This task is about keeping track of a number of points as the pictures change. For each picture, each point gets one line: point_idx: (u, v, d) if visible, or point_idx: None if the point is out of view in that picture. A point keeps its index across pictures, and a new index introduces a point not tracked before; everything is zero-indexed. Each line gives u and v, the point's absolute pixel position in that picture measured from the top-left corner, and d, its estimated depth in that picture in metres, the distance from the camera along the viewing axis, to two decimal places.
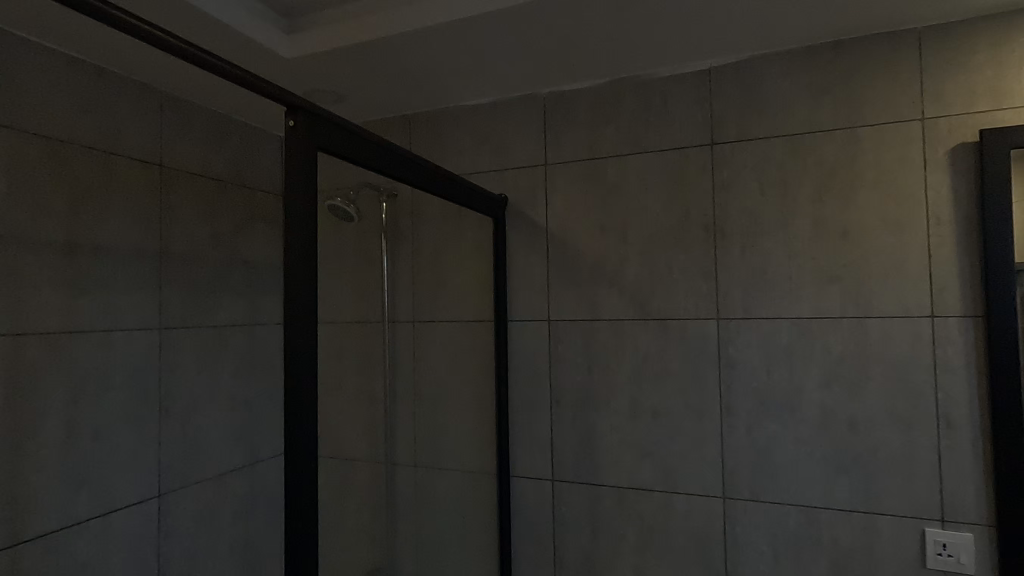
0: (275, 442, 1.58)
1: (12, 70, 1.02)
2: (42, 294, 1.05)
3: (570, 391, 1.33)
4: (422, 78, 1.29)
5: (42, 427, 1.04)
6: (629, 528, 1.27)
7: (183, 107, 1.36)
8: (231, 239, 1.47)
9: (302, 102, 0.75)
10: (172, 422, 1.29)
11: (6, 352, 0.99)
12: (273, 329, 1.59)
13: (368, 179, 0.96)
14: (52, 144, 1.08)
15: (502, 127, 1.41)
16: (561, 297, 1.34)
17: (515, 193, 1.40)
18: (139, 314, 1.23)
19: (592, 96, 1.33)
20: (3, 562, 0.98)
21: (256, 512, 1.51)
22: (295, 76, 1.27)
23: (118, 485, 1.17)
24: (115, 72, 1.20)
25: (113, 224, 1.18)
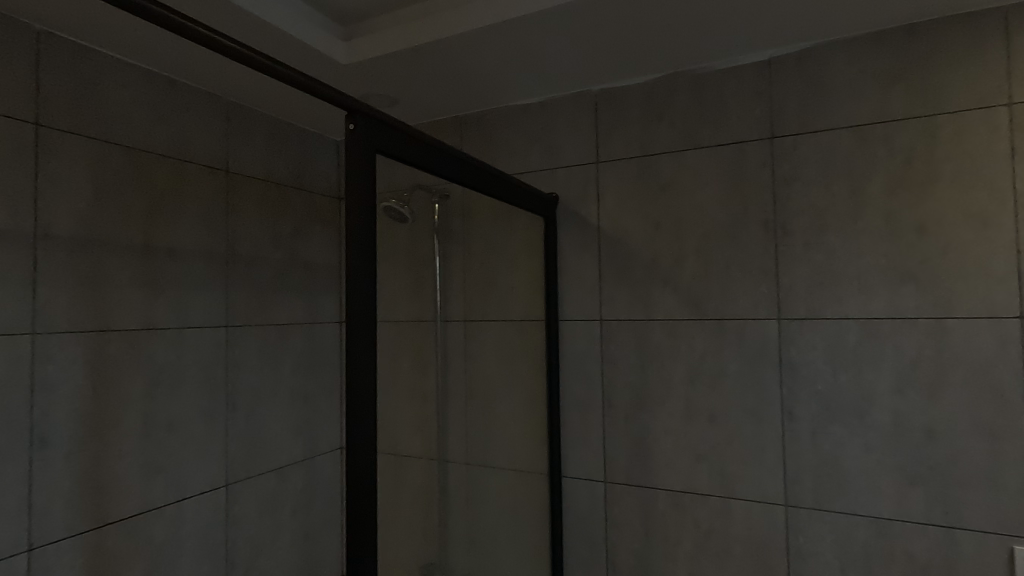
0: (332, 436, 1.63)
1: (97, 86, 1.10)
2: (122, 293, 1.13)
3: (623, 392, 1.31)
4: (473, 79, 1.30)
5: (123, 417, 1.12)
6: (685, 532, 1.24)
7: (247, 114, 1.43)
8: (292, 241, 1.53)
9: (360, 105, 0.78)
10: (238, 415, 1.35)
11: (91, 347, 1.07)
12: (331, 326, 1.65)
13: (423, 180, 0.97)
14: (132, 152, 1.16)
15: (553, 126, 1.41)
16: (613, 296, 1.33)
17: (565, 192, 1.39)
18: (208, 312, 1.29)
19: (644, 92, 1.31)
20: (90, 542, 1.06)
21: (315, 504, 1.56)
22: (352, 81, 1.31)
23: (190, 473, 1.24)
24: (186, 83, 1.28)
25: (185, 227, 1.25)
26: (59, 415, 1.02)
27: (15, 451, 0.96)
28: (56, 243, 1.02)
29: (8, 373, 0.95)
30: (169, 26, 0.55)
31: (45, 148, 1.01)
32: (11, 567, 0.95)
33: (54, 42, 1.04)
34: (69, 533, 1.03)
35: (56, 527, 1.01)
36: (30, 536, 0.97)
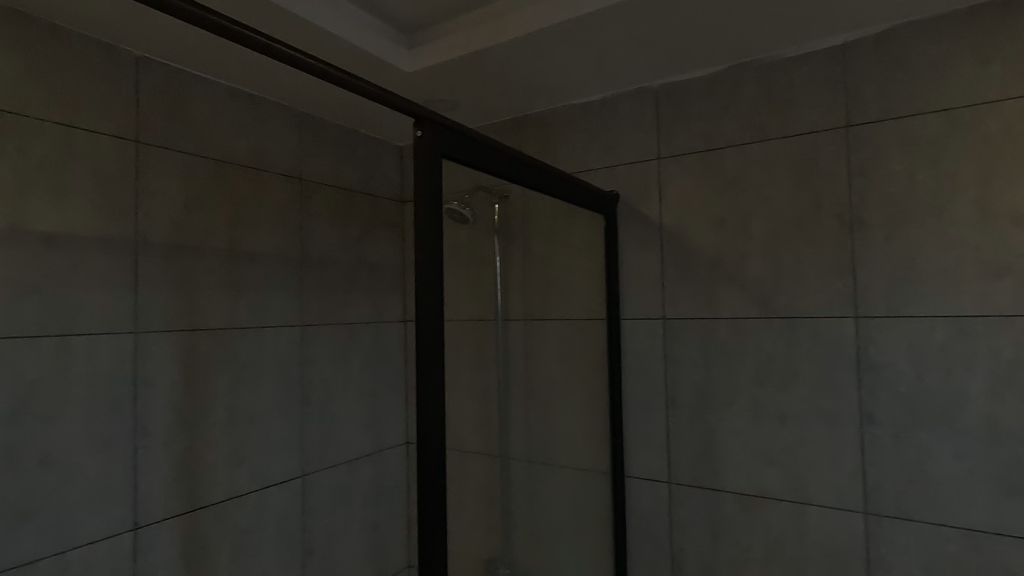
0: (398, 431, 1.69)
1: (187, 104, 1.20)
2: (210, 294, 1.22)
3: (686, 392, 1.29)
4: (532, 80, 1.32)
5: (212, 409, 1.21)
6: (754, 537, 1.20)
7: (318, 124, 1.50)
8: (359, 243, 1.60)
9: (428, 112, 0.81)
10: (312, 409, 1.43)
11: (183, 345, 1.16)
12: (396, 325, 1.71)
13: (485, 181, 0.99)
14: (217, 164, 1.25)
15: (612, 124, 1.40)
16: (676, 294, 1.30)
17: (626, 190, 1.38)
18: (284, 313, 1.37)
19: (707, 85, 1.28)
20: (185, 523, 1.15)
21: (382, 496, 1.63)
22: (415, 87, 1.35)
23: (271, 463, 1.32)
24: (264, 98, 1.36)
25: (263, 233, 1.34)
26: (157, 406, 1.11)
27: (122, 438, 1.05)
28: (153, 249, 1.12)
29: (115, 368, 1.05)
30: (253, 46, 0.59)
31: (144, 163, 1.11)
32: (120, 544, 1.04)
33: (150, 66, 1.14)
34: (168, 514, 1.12)
35: (156, 508, 1.10)
36: (135, 516, 1.07)
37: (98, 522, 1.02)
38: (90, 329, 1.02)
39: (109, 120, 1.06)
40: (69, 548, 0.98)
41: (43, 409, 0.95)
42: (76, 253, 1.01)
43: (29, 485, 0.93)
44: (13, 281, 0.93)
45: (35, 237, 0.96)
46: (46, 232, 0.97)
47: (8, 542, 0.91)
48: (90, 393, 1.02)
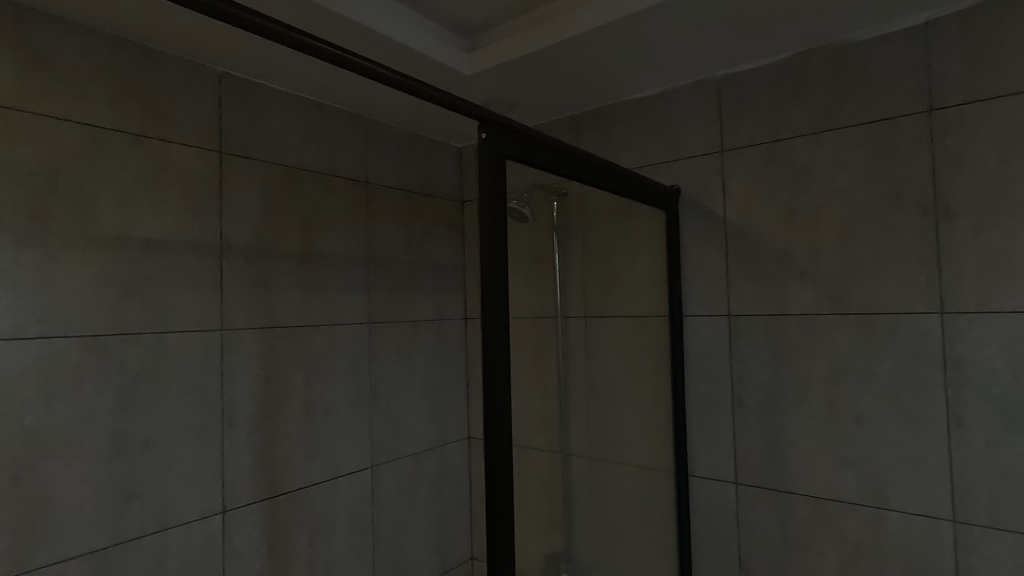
0: (460, 426, 1.74)
1: (263, 115, 1.27)
2: (286, 294, 1.29)
3: (753, 390, 1.25)
4: (590, 77, 1.31)
5: (289, 402, 1.28)
6: (829, 542, 1.16)
7: (382, 129, 1.56)
8: (421, 243, 1.65)
9: (491, 114, 0.83)
10: (379, 404, 1.48)
11: (263, 341, 1.24)
12: (457, 322, 1.75)
13: (546, 180, 1.00)
14: (291, 170, 1.32)
15: (672, 117, 1.38)
16: (742, 290, 1.27)
17: (687, 184, 1.35)
18: (353, 311, 1.44)
19: (774, 73, 1.23)
20: (267, 508, 1.23)
21: (446, 489, 1.67)
22: (475, 90, 1.38)
23: (342, 454, 1.39)
24: (332, 106, 1.43)
25: (333, 235, 1.40)
26: (241, 398, 1.19)
27: (211, 428, 1.14)
28: (235, 252, 1.20)
29: (205, 363, 1.14)
30: (329, 58, 0.63)
31: (227, 171, 1.19)
32: (211, 525, 1.13)
33: (232, 81, 1.22)
34: (251, 500, 1.20)
35: (241, 494, 1.18)
36: (224, 500, 1.15)
37: (191, 505, 1.10)
38: (183, 326, 1.11)
39: (196, 133, 1.15)
40: (168, 527, 1.07)
41: (144, 400, 1.05)
42: (170, 257, 1.09)
43: (133, 468, 1.03)
44: (118, 284, 1.02)
45: (135, 243, 1.05)
46: (144, 239, 1.06)
47: (118, 519, 1.00)
48: (184, 386, 1.10)
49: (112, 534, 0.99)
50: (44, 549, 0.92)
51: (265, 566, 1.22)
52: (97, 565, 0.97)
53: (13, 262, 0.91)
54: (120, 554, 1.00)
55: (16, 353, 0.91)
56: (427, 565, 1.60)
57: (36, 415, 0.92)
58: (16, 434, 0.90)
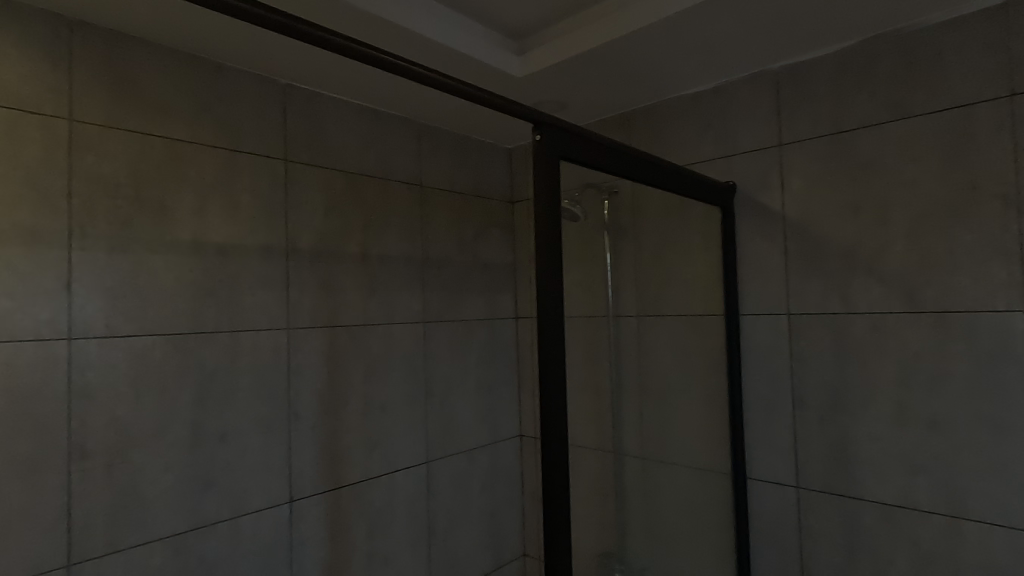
0: (512, 424, 1.76)
1: (324, 123, 1.33)
2: (346, 294, 1.35)
3: (816, 391, 1.21)
4: (641, 74, 1.30)
5: (350, 398, 1.34)
6: (899, 551, 1.10)
7: (434, 133, 1.60)
8: (473, 244, 1.68)
9: (545, 116, 0.84)
10: (434, 401, 1.52)
11: (326, 339, 1.30)
12: (508, 322, 1.77)
13: (599, 179, 1.00)
14: (350, 176, 1.37)
15: (726, 112, 1.35)
16: (803, 288, 1.23)
17: (744, 180, 1.32)
18: (409, 310, 1.48)
19: (836, 62, 1.19)
20: (330, 499, 1.28)
21: (498, 486, 1.70)
22: (525, 91, 1.39)
23: (400, 449, 1.43)
24: (388, 113, 1.48)
25: (390, 237, 1.45)
26: (306, 394, 1.25)
27: (279, 421, 1.20)
28: (300, 255, 1.26)
29: (273, 360, 1.20)
30: (389, 67, 0.67)
31: (291, 178, 1.26)
32: (280, 514, 1.19)
33: (295, 92, 1.28)
34: (316, 490, 1.26)
35: (306, 485, 1.24)
36: (291, 490, 1.22)
37: (262, 493, 1.17)
38: (253, 326, 1.18)
39: (264, 143, 1.21)
40: (241, 514, 1.13)
41: (219, 393, 1.12)
42: (241, 260, 1.16)
43: (211, 457, 1.10)
44: (195, 286, 1.10)
45: (211, 247, 1.12)
46: (218, 243, 1.13)
47: (197, 505, 1.08)
48: (255, 381, 1.17)
49: (193, 518, 1.07)
50: (134, 529, 1.00)
51: (330, 554, 1.28)
52: (179, 546, 1.05)
53: (106, 266, 0.99)
54: (199, 537, 1.08)
55: (110, 349, 0.99)
56: (481, 560, 1.63)
57: (126, 407, 1.00)
58: (110, 424, 0.98)
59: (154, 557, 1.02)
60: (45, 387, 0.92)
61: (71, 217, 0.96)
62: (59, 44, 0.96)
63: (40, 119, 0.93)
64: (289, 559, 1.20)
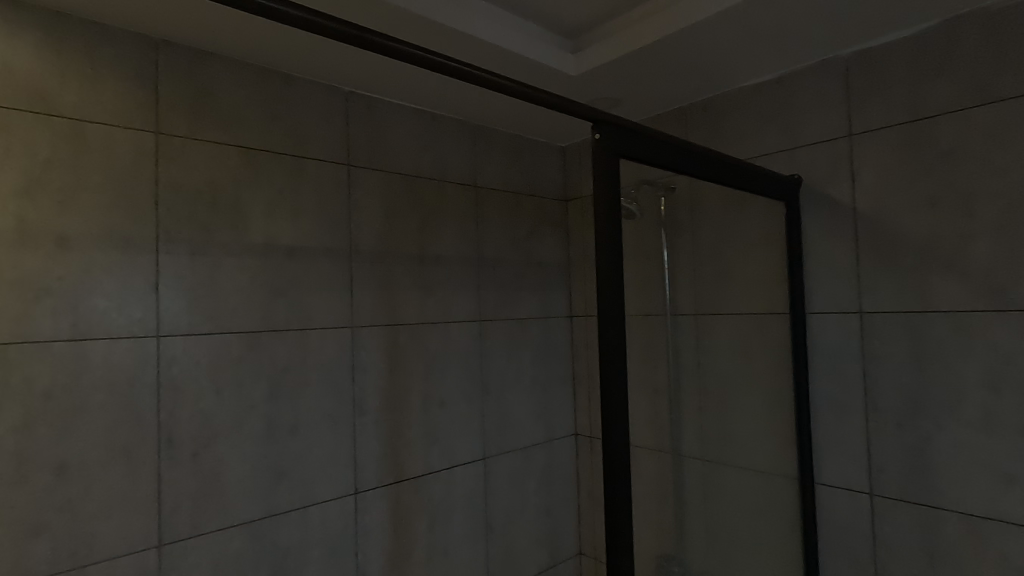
0: (567, 422, 1.76)
1: (384, 127, 1.37)
2: (406, 293, 1.39)
3: (891, 394, 1.15)
4: (699, 67, 1.28)
5: (410, 394, 1.38)
6: (987, 566, 1.03)
7: (489, 134, 1.62)
8: (527, 243, 1.69)
9: (604, 114, 0.84)
10: (490, 398, 1.55)
11: (387, 338, 1.34)
12: (562, 320, 1.77)
13: (657, 175, 0.99)
14: (408, 178, 1.41)
15: (791, 102, 1.30)
16: (876, 285, 1.17)
17: (810, 172, 1.27)
18: (465, 309, 1.51)
19: (913, 46, 1.12)
20: (392, 491, 1.33)
21: (554, 484, 1.70)
22: (580, 89, 1.39)
23: (458, 444, 1.46)
24: (444, 115, 1.51)
25: (447, 237, 1.48)
26: (369, 389, 1.30)
27: (345, 415, 1.25)
28: (362, 256, 1.31)
29: (338, 356, 1.25)
30: (451, 72, 0.69)
31: (354, 182, 1.30)
32: (346, 504, 1.24)
33: (357, 99, 1.33)
34: (380, 483, 1.30)
35: (370, 477, 1.29)
36: (356, 483, 1.26)
37: (330, 485, 1.22)
38: (320, 324, 1.23)
39: (328, 149, 1.26)
40: (311, 504, 1.19)
41: (291, 388, 1.18)
42: (308, 261, 1.22)
43: (284, 448, 1.16)
44: (267, 286, 1.16)
45: (281, 250, 1.18)
46: (287, 245, 1.19)
47: (272, 494, 1.14)
48: (321, 376, 1.22)
49: (267, 506, 1.13)
50: (215, 515, 1.06)
51: (392, 546, 1.32)
52: (255, 532, 1.11)
53: (188, 268, 1.06)
54: (272, 524, 1.14)
55: (193, 345, 1.06)
56: (537, 557, 1.64)
57: (207, 400, 1.07)
58: (193, 414, 1.05)
59: (234, 541, 1.09)
60: (137, 380, 1.00)
61: (158, 222, 1.03)
62: (145, 62, 1.04)
63: (129, 133, 1.01)
64: (355, 549, 1.25)
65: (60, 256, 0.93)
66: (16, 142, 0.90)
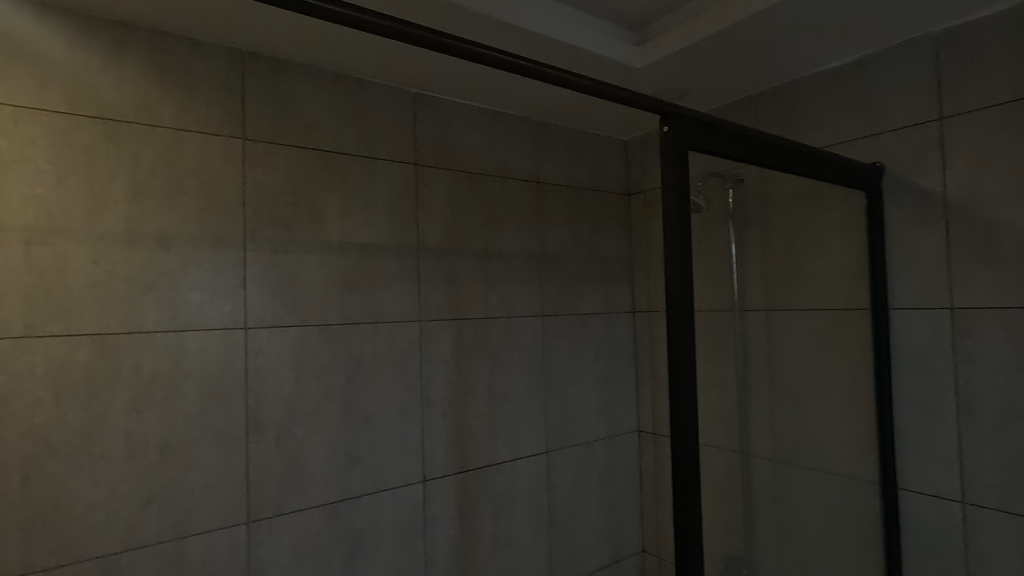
0: (630, 419, 1.74)
1: (450, 127, 1.41)
2: (471, 288, 1.42)
3: (988, 396, 1.06)
4: (771, 53, 1.23)
5: (475, 387, 1.41)
6: None
7: (551, 130, 1.62)
8: (590, 238, 1.69)
9: (673, 106, 0.83)
10: (553, 392, 1.56)
11: (453, 332, 1.38)
12: (625, 316, 1.76)
13: (727, 166, 0.96)
14: (473, 176, 1.44)
15: (873, 86, 1.22)
16: (970, 278, 1.09)
17: (894, 160, 1.20)
18: (528, 304, 1.53)
19: (1015, 18, 1.03)
20: (458, 480, 1.37)
21: (617, 480, 1.70)
22: (644, 81, 1.37)
23: (522, 438, 1.49)
24: (507, 113, 1.53)
25: (510, 233, 1.50)
26: (436, 382, 1.34)
27: (414, 405, 1.30)
28: (429, 252, 1.35)
29: (407, 349, 1.30)
30: (519, 70, 0.70)
31: (422, 181, 1.35)
32: (415, 491, 1.29)
33: (424, 100, 1.37)
34: (447, 472, 1.35)
35: (438, 466, 1.33)
36: (424, 471, 1.31)
37: (400, 472, 1.27)
38: (390, 318, 1.28)
39: (397, 149, 1.31)
40: (383, 489, 1.25)
41: (364, 378, 1.24)
42: (379, 258, 1.27)
43: (358, 436, 1.22)
44: (343, 282, 1.22)
45: (355, 247, 1.24)
46: (360, 243, 1.25)
47: (347, 479, 1.20)
48: (392, 368, 1.28)
49: (343, 490, 1.19)
50: (296, 496, 1.14)
51: (458, 534, 1.36)
52: (332, 514, 1.18)
53: (272, 265, 1.13)
54: (347, 507, 1.20)
55: (277, 337, 1.13)
56: (600, 553, 1.63)
57: (289, 388, 1.14)
58: (277, 401, 1.13)
59: (314, 521, 1.16)
60: (227, 368, 1.08)
61: (245, 222, 1.11)
62: (233, 73, 1.12)
63: (219, 139, 1.09)
64: (423, 535, 1.30)
65: (162, 254, 1.02)
66: (124, 151, 1.00)
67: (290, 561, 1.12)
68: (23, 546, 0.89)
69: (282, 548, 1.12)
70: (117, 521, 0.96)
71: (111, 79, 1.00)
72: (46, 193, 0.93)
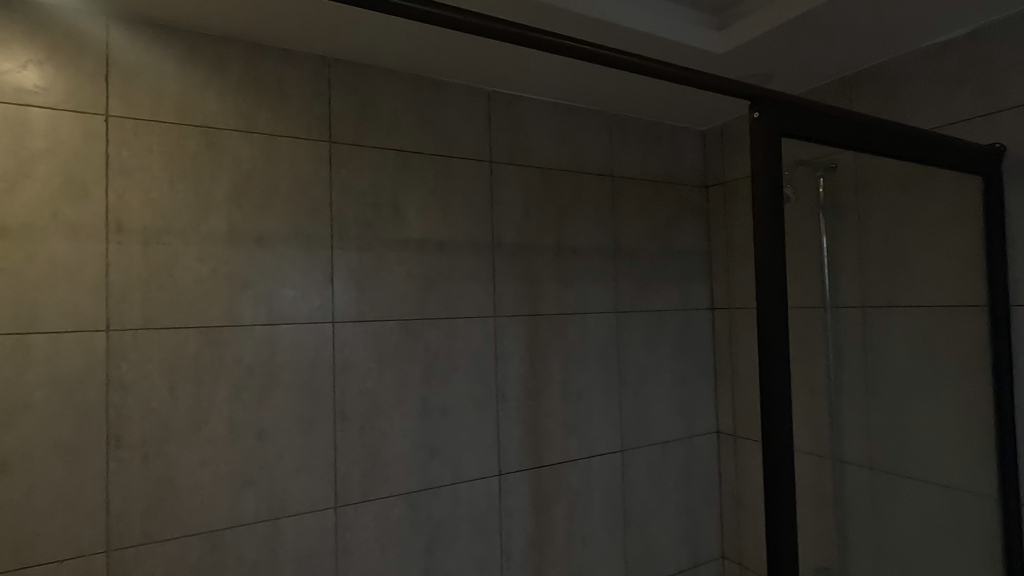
0: (709, 419, 1.68)
1: (524, 123, 1.41)
2: (546, 285, 1.42)
3: None
4: (869, 30, 1.14)
5: (550, 383, 1.41)
6: None
7: (626, 122, 1.59)
8: (666, 232, 1.64)
9: (764, 92, 0.79)
10: (628, 390, 1.53)
11: (527, 327, 1.39)
12: (702, 312, 1.70)
13: (821, 152, 0.91)
14: (547, 172, 1.44)
15: (991, 60, 1.11)
16: None
17: (1017, 140, 1.08)
18: (603, 300, 1.51)
19: None
20: (533, 475, 1.37)
21: (694, 481, 1.64)
22: (725, 67, 1.31)
23: (596, 435, 1.47)
24: (581, 107, 1.51)
25: (584, 229, 1.49)
26: (511, 377, 1.36)
27: (489, 400, 1.32)
28: (504, 248, 1.36)
29: (483, 344, 1.32)
30: (605, 62, 0.70)
31: (497, 178, 1.36)
32: (491, 485, 1.31)
33: (499, 98, 1.38)
34: (522, 467, 1.35)
35: (513, 461, 1.35)
36: (500, 465, 1.33)
37: (476, 464, 1.29)
38: (466, 314, 1.30)
39: (473, 147, 1.33)
40: (461, 481, 1.27)
41: (442, 372, 1.27)
42: (456, 254, 1.30)
43: (437, 428, 1.25)
44: (422, 278, 1.26)
45: (433, 244, 1.27)
46: (438, 240, 1.28)
47: (426, 469, 1.23)
48: (469, 363, 1.30)
49: (423, 480, 1.23)
50: (380, 485, 1.18)
51: (533, 529, 1.37)
52: (411, 503, 1.22)
53: (357, 262, 1.18)
54: (427, 497, 1.23)
55: (362, 331, 1.18)
56: (676, 556, 1.59)
57: (372, 380, 1.19)
58: (362, 393, 1.17)
59: (395, 509, 1.20)
60: (317, 360, 1.14)
61: (332, 222, 1.16)
62: (321, 80, 1.17)
63: (309, 144, 1.15)
64: (499, 528, 1.32)
65: (258, 253, 1.09)
66: (227, 157, 1.08)
67: (374, 546, 1.17)
68: (143, 518, 0.98)
69: (367, 534, 1.16)
70: (222, 499, 1.04)
71: (214, 91, 1.07)
72: (161, 198, 1.02)
